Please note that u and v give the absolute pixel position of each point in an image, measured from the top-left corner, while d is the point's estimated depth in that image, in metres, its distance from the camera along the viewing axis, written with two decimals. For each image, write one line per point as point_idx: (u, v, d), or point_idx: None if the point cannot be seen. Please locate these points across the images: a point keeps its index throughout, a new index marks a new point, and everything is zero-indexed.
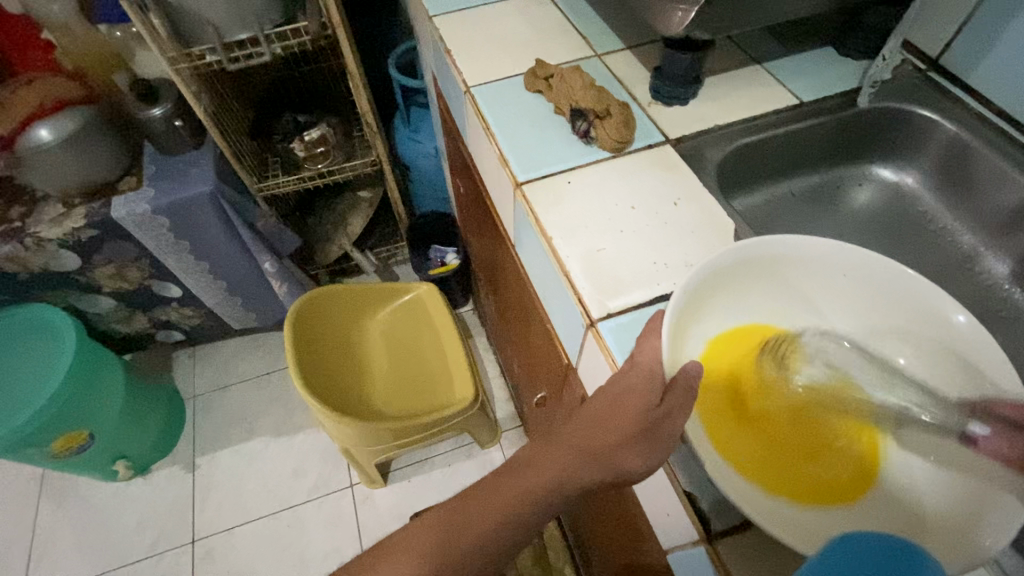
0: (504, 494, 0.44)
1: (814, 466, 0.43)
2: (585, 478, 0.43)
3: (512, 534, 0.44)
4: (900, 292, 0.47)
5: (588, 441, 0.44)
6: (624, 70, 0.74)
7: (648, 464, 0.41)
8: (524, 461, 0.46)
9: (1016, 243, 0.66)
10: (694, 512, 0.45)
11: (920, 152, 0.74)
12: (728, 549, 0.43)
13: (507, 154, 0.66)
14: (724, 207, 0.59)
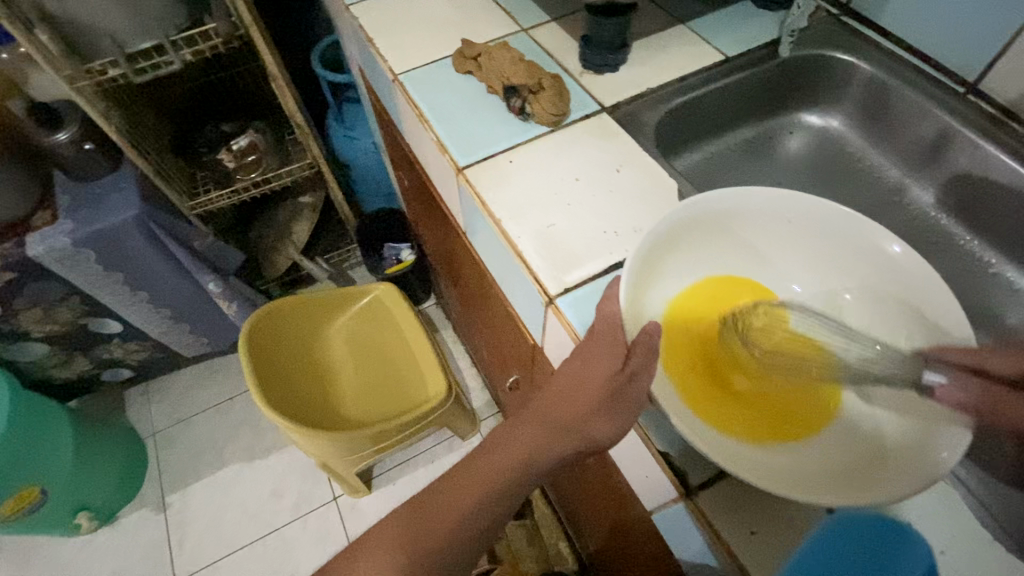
0: (480, 477, 0.45)
1: (778, 407, 0.44)
2: (556, 450, 0.43)
3: (492, 514, 0.45)
4: (841, 234, 0.49)
5: (555, 415, 0.44)
6: (553, 42, 0.73)
7: (615, 429, 0.41)
8: (495, 442, 0.46)
9: (937, 172, 0.70)
10: (672, 471, 0.46)
11: (842, 96, 0.77)
12: (707, 500, 0.44)
13: (444, 141, 0.64)
14: (666, 169, 0.60)
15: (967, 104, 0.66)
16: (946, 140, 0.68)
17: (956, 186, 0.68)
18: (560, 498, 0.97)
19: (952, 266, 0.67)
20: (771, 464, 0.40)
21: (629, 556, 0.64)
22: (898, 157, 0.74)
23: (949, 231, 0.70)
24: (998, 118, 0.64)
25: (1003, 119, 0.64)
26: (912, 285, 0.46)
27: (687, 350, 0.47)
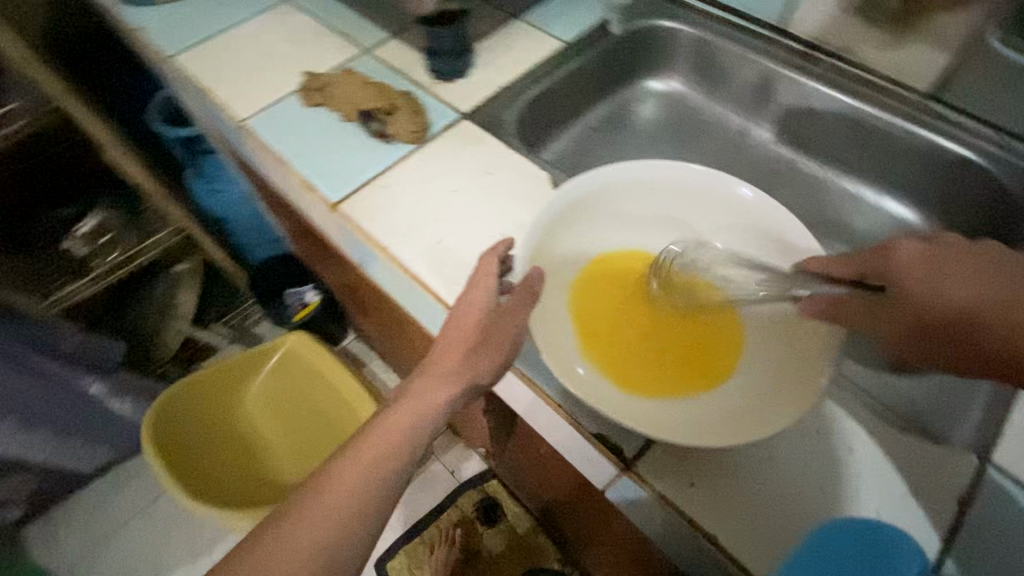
0: (366, 453, 0.43)
1: (693, 359, 0.47)
2: (445, 404, 0.44)
3: (382, 490, 0.42)
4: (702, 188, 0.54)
5: (442, 362, 0.45)
6: (397, 58, 0.72)
7: (496, 366, 0.44)
8: (380, 416, 0.44)
9: (767, 111, 0.79)
10: (609, 447, 0.48)
11: (673, 59, 0.83)
12: (644, 468, 0.47)
13: (309, 181, 0.61)
14: (535, 162, 0.62)
15: (777, 46, 0.75)
16: (771, 81, 0.75)
17: (786, 120, 0.77)
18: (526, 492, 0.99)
19: (796, 195, 0.78)
20: (722, 421, 0.43)
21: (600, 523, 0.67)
22: (734, 105, 0.82)
23: (790, 161, 0.80)
24: (805, 55, 0.73)
25: (808, 55, 0.73)
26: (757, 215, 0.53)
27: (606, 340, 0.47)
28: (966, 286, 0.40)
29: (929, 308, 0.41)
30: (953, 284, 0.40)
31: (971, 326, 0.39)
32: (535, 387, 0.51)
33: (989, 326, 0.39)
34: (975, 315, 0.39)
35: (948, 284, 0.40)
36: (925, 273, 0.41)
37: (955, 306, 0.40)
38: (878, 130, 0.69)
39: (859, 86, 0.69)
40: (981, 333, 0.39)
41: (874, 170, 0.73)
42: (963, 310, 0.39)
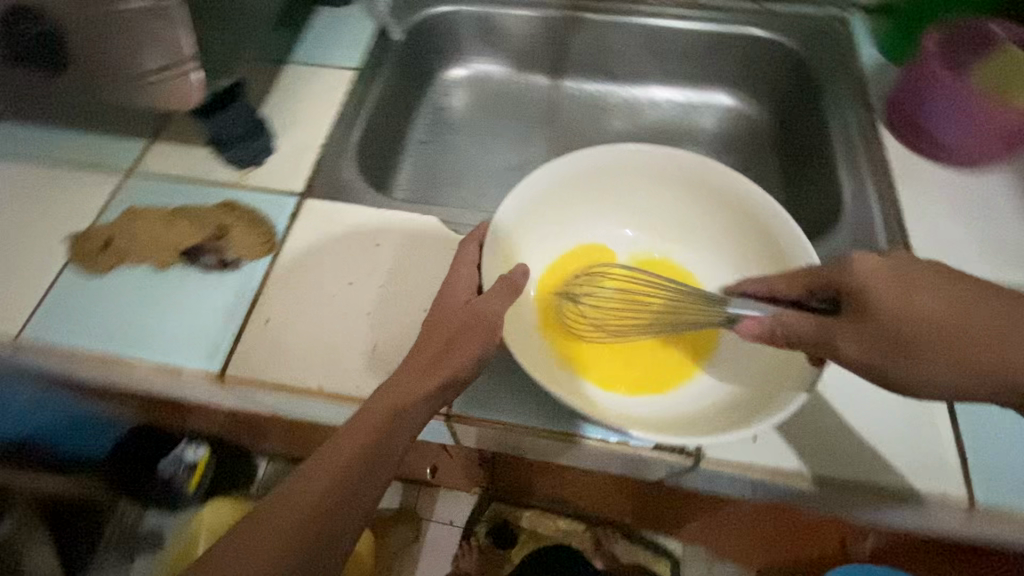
0: (339, 455, 0.36)
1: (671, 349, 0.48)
2: (425, 393, 0.38)
3: (353, 498, 0.35)
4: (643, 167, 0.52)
5: (420, 357, 0.40)
6: (179, 167, 0.57)
7: (477, 356, 0.40)
8: (354, 415, 0.38)
9: (570, 57, 0.80)
10: (673, 449, 0.44)
11: (462, 42, 0.79)
12: (710, 449, 0.44)
13: (170, 362, 0.47)
14: (415, 211, 0.55)
15: None
16: (561, 29, 0.77)
17: (590, 58, 0.80)
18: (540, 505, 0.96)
19: (628, 121, 0.80)
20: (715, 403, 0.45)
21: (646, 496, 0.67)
22: (538, 63, 0.81)
23: (607, 97, 0.82)
24: None
25: None
26: (682, 171, 0.51)
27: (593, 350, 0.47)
28: (947, 305, 0.36)
29: (930, 334, 0.36)
30: (937, 304, 0.36)
31: (978, 350, 0.35)
32: (567, 435, 0.45)
33: (991, 347, 0.35)
34: (979, 337, 0.35)
35: (930, 303, 0.36)
36: (908, 295, 0.37)
37: (949, 329, 0.36)
38: (670, 36, 0.75)
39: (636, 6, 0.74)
40: (991, 356, 0.35)
41: (683, 70, 0.78)
42: (961, 335, 0.35)
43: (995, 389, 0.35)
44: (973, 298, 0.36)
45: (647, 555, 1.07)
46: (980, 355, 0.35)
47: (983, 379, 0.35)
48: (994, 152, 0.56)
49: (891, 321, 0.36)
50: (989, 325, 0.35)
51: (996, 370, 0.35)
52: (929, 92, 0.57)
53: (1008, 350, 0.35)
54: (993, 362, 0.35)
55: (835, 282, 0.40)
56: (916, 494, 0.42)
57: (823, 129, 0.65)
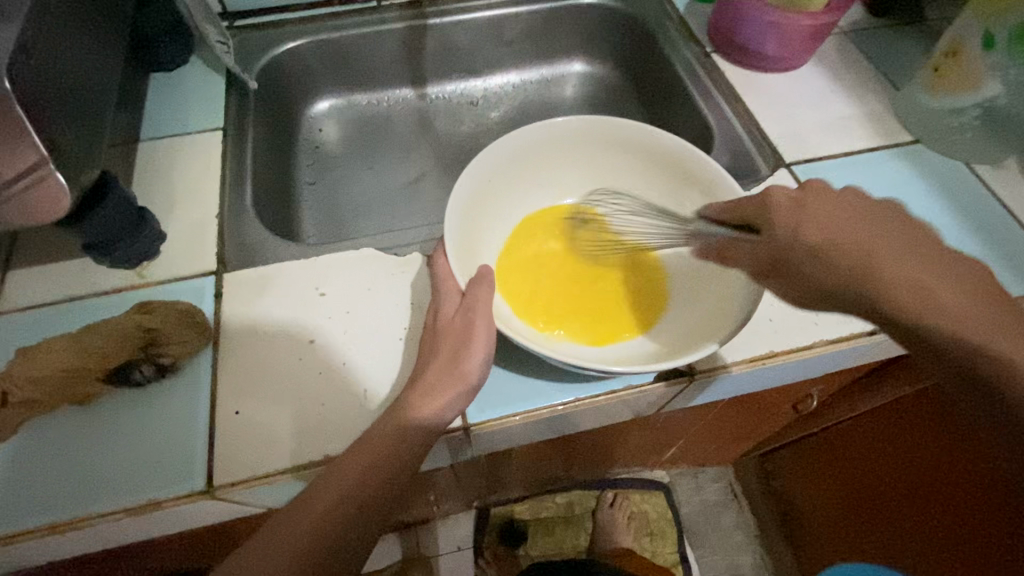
0: (343, 476, 0.39)
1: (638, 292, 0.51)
2: (441, 408, 0.41)
3: (348, 530, 0.38)
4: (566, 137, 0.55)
5: (426, 378, 0.42)
6: (56, 288, 0.50)
7: (479, 367, 0.42)
8: (363, 435, 0.41)
9: (428, 65, 0.80)
10: (666, 376, 0.48)
11: (316, 76, 0.77)
12: (701, 363, 0.49)
13: (141, 498, 0.41)
14: (346, 248, 0.54)
15: (386, 8, 0.75)
16: (410, 39, 0.76)
17: (444, 61, 0.80)
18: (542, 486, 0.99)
19: (504, 108, 0.83)
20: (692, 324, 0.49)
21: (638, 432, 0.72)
22: (396, 77, 0.80)
23: (476, 92, 0.84)
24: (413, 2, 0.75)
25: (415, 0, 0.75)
26: (592, 131, 0.54)
27: (572, 315, 0.49)
28: (826, 228, 0.38)
29: (797, 255, 0.39)
30: (814, 229, 0.39)
31: (838, 265, 0.37)
32: (575, 402, 0.48)
33: (849, 264, 0.37)
34: (844, 257, 0.37)
35: (806, 230, 0.39)
36: (793, 220, 0.40)
37: (817, 251, 0.38)
38: (512, 23, 0.78)
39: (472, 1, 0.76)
40: (849, 271, 0.37)
41: (533, 50, 0.83)
42: (828, 254, 0.38)
43: (862, 310, 0.37)
44: (859, 224, 0.38)
45: (646, 493, 1.14)
46: (838, 273, 0.37)
47: (843, 295, 0.37)
48: (804, 52, 0.68)
49: (776, 243, 0.40)
50: (860, 244, 0.37)
51: (853, 286, 0.37)
52: (743, 17, 0.67)
53: (862, 269, 0.36)
54: (851, 279, 0.37)
55: (757, 214, 0.42)
56: (856, 335, 0.51)
57: (670, 70, 0.74)
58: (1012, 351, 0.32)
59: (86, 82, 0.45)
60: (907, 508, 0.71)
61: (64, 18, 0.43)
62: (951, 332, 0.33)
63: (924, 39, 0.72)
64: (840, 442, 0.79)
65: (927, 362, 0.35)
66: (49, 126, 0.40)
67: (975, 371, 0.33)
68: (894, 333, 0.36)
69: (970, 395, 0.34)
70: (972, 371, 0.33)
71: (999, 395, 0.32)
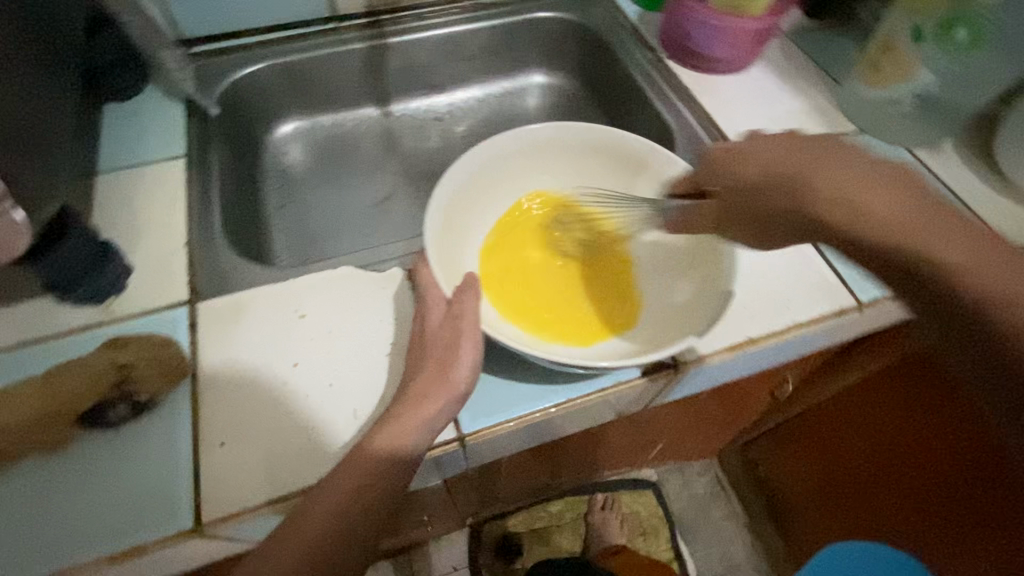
0: (324, 508, 0.38)
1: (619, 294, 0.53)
2: (433, 419, 0.40)
3: (338, 559, 0.37)
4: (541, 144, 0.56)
5: (416, 389, 0.41)
6: (15, 331, 0.47)
7: (468, 374, 0.42)
8: (342, 462, 0.40)
9: (391, 83, 0.81)
10: (654, 371, 0.49)
11: (277, 99, 0.76)
12: (684, 354, 0.50)
13: (125, 543, 0.39)
14: (323, 268, 0.53)
15: (345, 29, 0.75)
16: (371, 58, 0.77)
17: (406, 79, 0.81)
18: (534, 496, 0.98)
19: (469, 122, 0.84)
20: (671, 320, 0.50)
21: (626, 431, 0.73)
22: (359, 97, 0.80)
23: (440, 107, 0.84)
24: (372, 22, 0.76)
25: (373, 21, 0.76)
26: (562, 139, 0.56)
27: (557, 318, 0.50)
28: (763, 162, 0.41)
29: (738, 198, 0.42)
30: (751, 166, 0.42)
31: (779, 191, 0.40)
32: (568, 403, 0.48)
33: (784, 189, 0.39)
34: (778, 186, 0.40)
35: (743, 171, 0.42)
36: (727, 166, 0.43)
37: (757, 186, 0.41)
38: (471, 39, 0.79)
39: (431, 19, 0.77)
40: (786, 195, 0.39)
41: (493, 64, 0.84)
42: (766, 187, 0.40)
43: (800, 224, 0.39)
44: (793, 150, 0.40)
45: (636, 493, 1.15)
46: (778, 202, 0.40)
47: (787, 221, 0.40)
48: (751, 54, 0.71)
49: (720, 190, 0.44)
50: (791, 168, 0.39)
51: (794, 207, 0.39)
52: (692, 23, 0.70)
53: (796, 189, 0.39)
54: (790, 203, 0.39)
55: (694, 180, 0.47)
56: (826, 314, 0.53)
57: (628, 76, 0.76)
58: (940, 246, 0.32)
59: (38, 116, 0.44)
60: (892, 478, 0.74)
61: (13, 49, 0.41)
62: (868, 233, 0.35)
63: (859, 38, 0.77)
64: (819, 424, 0.82)
65: (874, 267, 0.36)
66: (3, 160, 0.38)
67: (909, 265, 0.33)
68: (840, 244, 0.37)
69: (911, 292, 0.34)
70: (907, 267, 0.33)
71: (932, 290, 0.32)
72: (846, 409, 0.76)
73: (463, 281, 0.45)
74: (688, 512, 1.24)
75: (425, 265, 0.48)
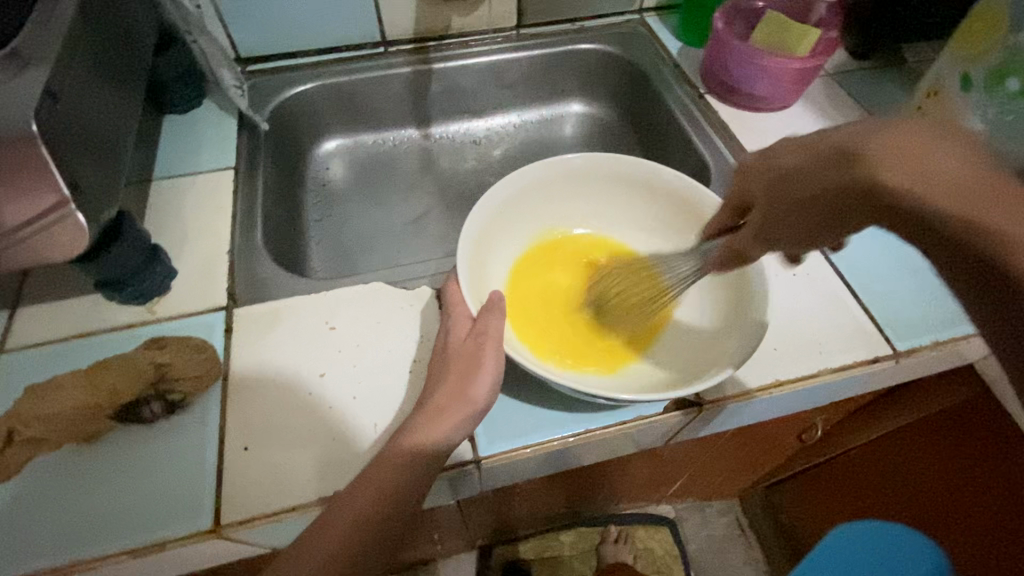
0: (340, 519, 0.38)
1: (642, 327, 0.52)
2: (448, 434, 0.41)
3: (352, 569, 0.37)
4: (574, 172, 0.56)
5: (433, 403, 0.42)
6: (66, 325, 0.50)
7: (485, 392, 0.42)
8: (359, 473, 0.40)
9: (432, 107, 0.83)
10: (675, 408, 0.48)
11: (323, 117, 0.79)
12: (709, 392, 0.49)
13: (149, 538, 0.40)
14: (354, 283, 0.55)
15: (393, 53, 0.78)
16: (415, 82, 0.79)
17: (448, 103, 0.83)
18: (547, 523, 0.97)
19: (506, 147, 0.86)
20: (696, 355, 0.50)
21: (644, 466, 0.72)
22: (402, 119, 0.83)
23: (477, 131, 0.86)
24: (418, 48, 0.79)
25: (420, 46, 0.79)
26: (598, 166, 0.56)
27: (581, 347, 0.50)
28: (799, 153, 0.36)
29: (778, 183, 0.37)
30: (793, 155, 0.36)
31: (814, 180, 0.34)
32: (586, 433, 0.48)
33: (838, 169, 0.32)
34: (826, 164, 0.33)
35: (788, 159, 0.36)
36: (766, 163, 0.38)
37: (801, 174, 0.35)
38: (513, 67, 0.81)
39: (475, 47, 0.80)
40: (833, 168, 0.33)
41: (533, 93, 0.86)
42: (811, 174, 0.34)
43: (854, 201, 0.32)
44: (841, 125, 0.34)
45: (651, 529, 1.12)
46: (822, 175, 0.33)
47: (839, 202, 0.33)
48: (792, 93, 0.71)
49: (763, 201, 0.38)
50: (837, 144, 0.33)
51: (847, 188, 0.32)
52: (732, 60, 0.70)
53: (845, 163, 0.32)
54: (841, 182, 0.32)
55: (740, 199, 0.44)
56: (860, 362, 0.51)
57: (664, 108, 0.76)
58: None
59: (104, 123, 0.47)
60: (941, 529, 0.69)
61: (85, 60, 0.45)
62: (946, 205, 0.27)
63: (905, 81, 0.76)
64: (847, 472, 0.80)
65: (939, 262, 0.28)
66: (70, 164, 0.41)
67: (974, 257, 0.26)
68: (901, 227, 0.30)
69: (993, 297, 0.26)
70: (981, 255, 0.26)
71: (1015, 293, 0.25)
72: (881, 460, 0.73)
73: (488, 301, 0.45)
74: (706, 554, 1.20)
75: (452, 284, 0.48)
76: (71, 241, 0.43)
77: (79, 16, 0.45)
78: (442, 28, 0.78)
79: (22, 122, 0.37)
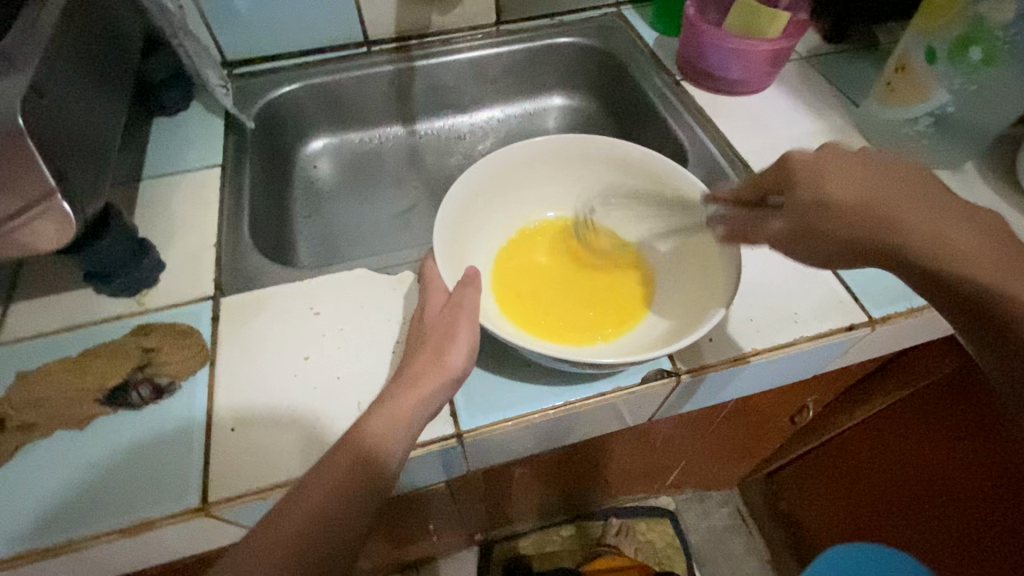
0: (319, 488, 0.39)
1: (622, 295, 0.53)
2: (425, 402, 0.42)
3: (334, 535, 0.38)
4: (541, 154, 0.58)
5: (412, 374, 0.43)
6: (57, 318, 0.51)
7: (461, 362, 0.43)
8: (338, 442, 0.41)
9: (416, 104, 0.85)
10: (654, 377, 0.49)
11: (309, 117, 0.81)
12: (687, 361, 0.50)
13: (137, 517, 0.41)
14: (338, 270, 0.56)
15: (376, 53, 0.80)
16: (398, 80, 0.81)
17: (433, 100, 0.85)
18: (543, 517, 0.97)
19: (492, 141, 0.87)
20: (680, 317, 0.51)
21: (636, 450, 0.72)
22: (387, 116, 0.85)
23: (462, 127, 0.88)
24: (400, 46, 0.81)
25: (402, 45, 0.81)
26: (569, 148, 0.58)
27: (560, 317, 0.51)
28: (847, 186, 0.39)
29: (815, 217, 0.40)
30: (842, 189, 0.39)
31: (862, 226, 0.38)
32: (567, 406, 0.48)
33: (874, 223, 0.38)
34: (865, 217, 0.38)
35: (831, 190, 0.39)
36: (813, 180, 0.40)
37: (845, 210, 0.39)
38: (495, 63, 0.83)
39: (457, 44, 0.82)
40: (875, 225, 0.38)
41: (515, 87, 0.88)
42: (853, 214, 0.39)
43: (882, 254, 0.39)
44: (879, 175, 0.39)
45: (651, 520, 1.12)
46: (861, 227, 0.38)
47: (866, 248, 0.39)
48: (766, 74, 0.72)
49: (797, 209, 0.41)
50: (879, 200, 0.38)
51: (879, 240, 0.38)
52: (705, 46, 0.72)
53: (888, 227, 0.38)
54: (878, 237, 0.38)
55: (775, 181, 0.44)
56: (836, 329, 0.52)
57: (642, 96, 0.78)
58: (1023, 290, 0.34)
59: (90, 119, 0.48)
60: (916, 505, 0.72)
61: (69, 60, 0.46)
62: (970, 269, 0.36)
63: (877, 61, 0.77)
64: (841, 450, 0.80)
65: (935, 296, 0.38)
66: (57, 158, 0.42)
67: (980, 301, 0.36)
68: (912, 275, 0.38)
69: (972, 322, 0.37)
70: (975, 299, 0.36)
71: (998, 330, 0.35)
72: (872, 436, 0.74)
73: (465, 276, 0.46)
74: (708, 545, 1.19)
75: (429, 261, 0.50)
76: (59, 232, 0.44)
77: (64, 17, 0.47)
78: (424, 27, 0.80)
79: (9, 117, 0.39)
